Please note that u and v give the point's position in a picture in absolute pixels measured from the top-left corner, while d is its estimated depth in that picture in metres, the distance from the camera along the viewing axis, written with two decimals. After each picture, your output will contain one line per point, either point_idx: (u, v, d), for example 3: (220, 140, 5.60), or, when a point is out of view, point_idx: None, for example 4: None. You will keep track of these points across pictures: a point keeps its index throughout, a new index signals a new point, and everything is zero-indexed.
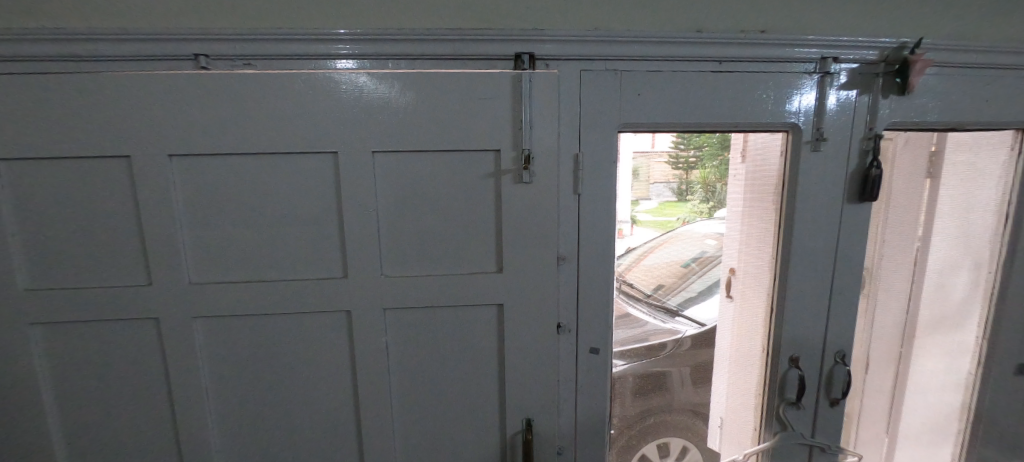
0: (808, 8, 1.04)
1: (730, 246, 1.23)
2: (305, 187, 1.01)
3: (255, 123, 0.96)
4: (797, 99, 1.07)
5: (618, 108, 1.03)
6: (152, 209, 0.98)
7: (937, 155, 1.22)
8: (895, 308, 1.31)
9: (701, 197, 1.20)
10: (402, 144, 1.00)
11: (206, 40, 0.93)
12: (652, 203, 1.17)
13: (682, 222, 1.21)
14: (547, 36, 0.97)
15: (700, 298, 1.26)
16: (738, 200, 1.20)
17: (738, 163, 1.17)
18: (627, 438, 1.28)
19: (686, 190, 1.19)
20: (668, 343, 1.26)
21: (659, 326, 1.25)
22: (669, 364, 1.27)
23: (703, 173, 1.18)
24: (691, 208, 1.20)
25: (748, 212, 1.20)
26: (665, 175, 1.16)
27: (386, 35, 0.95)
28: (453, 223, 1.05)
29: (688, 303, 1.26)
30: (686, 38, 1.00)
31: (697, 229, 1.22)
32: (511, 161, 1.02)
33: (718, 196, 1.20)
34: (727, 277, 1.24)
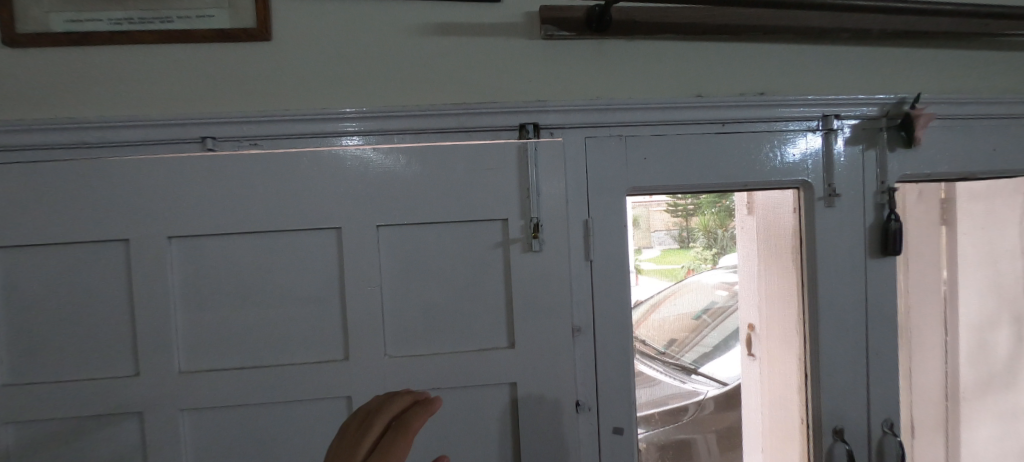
0: (806, 70, 1.06)
1: (749, 304, 1.19)
2: (307, 265, 0.97)
3: (259, 202, 0.94)
4: (792, 149, 1.07)
5: (626, 172, 1.02)
6: (150, 294, 0.94)
7: (948, 203, 1.18)
8: (933, 366, 1.23)
9: (704, 243, 1.15)
10: (409, 217, 0.98)
11: (212, 123, 0.92)
12: (654, 250, 1.10)
13: (687, 271, 1.15)
14: (552, 106, 0.97)
15: (713, 353, 1.19)
16: (746, 255, 1.17)
17: (743, 218, 1.15)
18: None
19: (686, 237, 1.13)
20: (689, 406, 1.17)
21: (677, 387, 1.15)
22: (693, 431, 1.17)
23: (702, 220, 1.13)
24: (694, 255, 1.15)
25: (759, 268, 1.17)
26: (665, 223, 1.10)
27: (393, 112, 0.95)
28: (462, 296, 1.00)
29: (703, 359, 1.18)
30: (688, 103, 1.01)
31: (704, 279, 1.17)
32: (520, 229, 0.99)
33: (720, 242, 1.16)
34: (748, 335, 1.20)
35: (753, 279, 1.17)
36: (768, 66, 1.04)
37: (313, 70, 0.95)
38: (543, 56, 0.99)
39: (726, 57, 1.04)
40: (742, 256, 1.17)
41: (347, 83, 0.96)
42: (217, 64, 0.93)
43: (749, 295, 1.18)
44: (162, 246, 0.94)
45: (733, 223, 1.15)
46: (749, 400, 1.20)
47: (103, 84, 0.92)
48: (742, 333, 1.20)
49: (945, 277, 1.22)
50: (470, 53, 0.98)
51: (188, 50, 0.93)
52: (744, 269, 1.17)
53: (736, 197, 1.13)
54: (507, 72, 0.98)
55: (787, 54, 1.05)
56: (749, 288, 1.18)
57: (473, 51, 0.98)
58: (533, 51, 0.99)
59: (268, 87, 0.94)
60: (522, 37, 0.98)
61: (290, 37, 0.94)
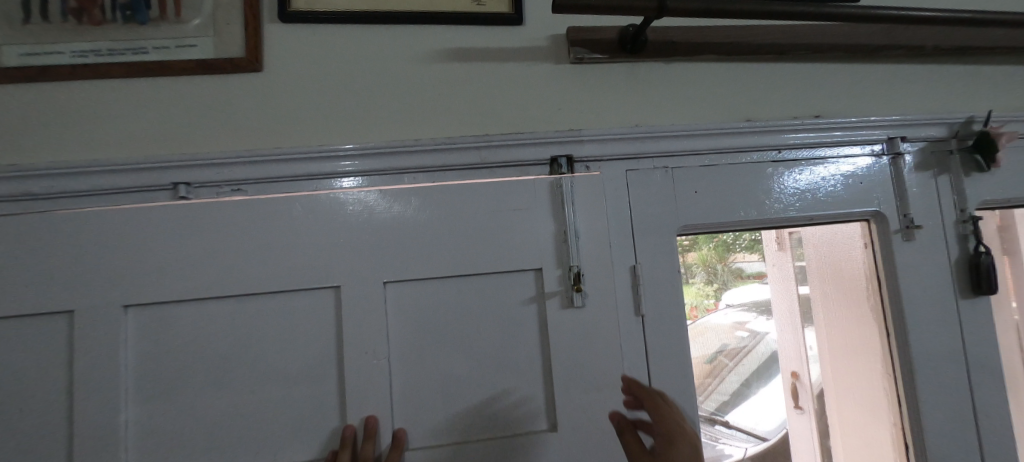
0: (860, 92, 0.96)
1: (789, 354, 1.04)
2: (299, 334, 0.79)
3: (242, 258, 0.78)
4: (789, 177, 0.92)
5: (675, 209, 0.87)
6: (97, 380, 0.74)
7: (1006, 229, 1.05)
8: None
9: (704, 280, 0.93)
10: (422, 269, 0.81)
11: (188, 166, 0.77)
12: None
13: (693, 310, 0.92)
14: (588, 135, 0.84)
15: (735, 400, 0.99)
16: (783, 298, 1.03)
17: (774, 255, 1.01)
18: None
19: (687, 273, 0.92)
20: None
21: (709, 448, 0.94)
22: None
23: (701, 255, 0.93)
24: (696, 290, 0.93)
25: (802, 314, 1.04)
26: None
27: (403, 147, 0.81)
28: (489, 365, 0.81)
29: (726, 408, 0.98)
30: (739, 128, 0.89)
31: (714, 320, 0.96)
32: (557, 282, 0.83)
33: (719, 278, 0.96)
34: (790, 383, 1.05)
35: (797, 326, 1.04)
36: (819, 88, 0.94)
37: (309, 102, 0.82)
38: (572, 82, 0.87)
39: (773, 79, 0.93)
40: (776, 297, 1.03)
41: (349, 116, 0.82)
42: (198, 99, 0.80)
43: (791, 345, 1.04)
44: (120, 316, 0.76)
45: (762, 256, 1.00)
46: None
47: (61, 125, 0.78)
48: (784, 380, 1.05)
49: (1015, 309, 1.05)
50: (491, 80, 0.86)
51: (166, 84, 0.80)
52: (780, 316, 1.03)
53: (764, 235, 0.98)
54: (533, 100, 0.86)
55: (838, 74, 0.95)
56: (792, 336, 1.04)
57: (493, 78, 0.86)
58: (562, 76, 0.87)
59: (256, 122, 0.80)
60: (548, 62, 0.87)
61: (284, 67, 0.82)
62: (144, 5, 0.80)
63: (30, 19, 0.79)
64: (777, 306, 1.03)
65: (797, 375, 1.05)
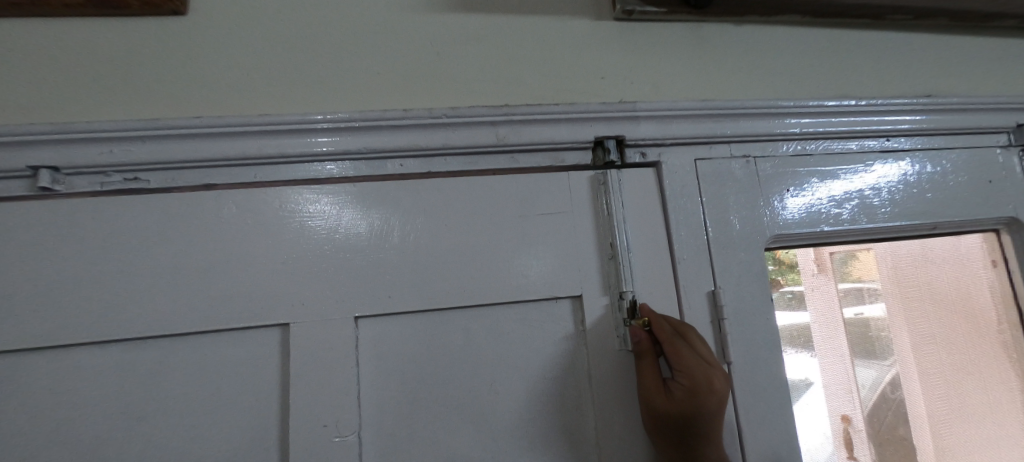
0: (974, 68, 0.75)
1: (836, 394, 0.68)
2: (226, 397, 0.52)
3: (147, 282, 0.52)
4: (793, 201, 0.65)
5: (761, 213, 0.64)
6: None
7: None
8: None
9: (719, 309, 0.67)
10: (410, 297, 0.55)
11: (63, 141, 0.51)
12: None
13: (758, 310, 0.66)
14: (644, 109, 0.61)
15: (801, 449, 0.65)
16: (821, 323, 0.69)
17: (808, 278, 0.70)
18: None
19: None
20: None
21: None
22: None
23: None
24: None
25: (849, 345, 0.70)
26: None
27: (388, 119, 0.56)
28: (511, 440, 0.55)
29: None
30: (837, 106, 0.67)
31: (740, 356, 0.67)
32: (606, 314, 0.58)
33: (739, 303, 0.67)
34: (843, 431, 0.68)
35: (844, 359, 0.70)
36: (924, 62, 0.74)
37: (255, 58, 0.57)
38: (618, 44, 0.65)
39: (867, 51, 0.73)
40: (813, 322, 0.69)
41: (309, 78, 0.58)
42: (93, 50, 0.55)
43: (840, 383, 0.69)
44: None
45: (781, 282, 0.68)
46: None
47: None
48: (832, 426, 0.67)
49: None
50: (511, 38, 0.63)
51: (43, 28, 0.55)
52: (819, 345, 0.69)
53: (796, 254, 0.69)
54: (567, 66, 0.63)
55: (945, 47, 0.75)
56: (831, 368, 0.69)
57: (515, 35, 0.63)
58: (603, 37, 0.65)
59: (175, 83, 0.55)
60: (585, 18, 0.65)
61: (222, 10, 0.58)
62: None
63: None
64: (816, 335, 0.69)
65: (851, 421, 0.68)
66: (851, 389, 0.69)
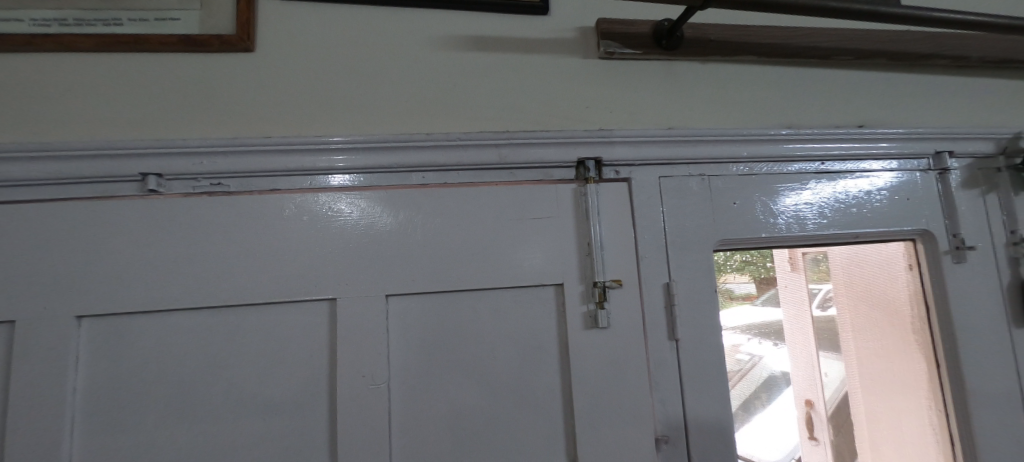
0: (905, 102, 0.89)
1: (805, 382, 0.88)
2: (288, 353, 0.68)
3: (228, 264, 0.68)
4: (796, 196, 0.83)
5: (713, 223, 0.79)
6: (42, 411, 0.63)
7: None
8: None
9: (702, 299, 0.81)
10: (429, 282, 0.71)
11: (165, 155, 0.67)
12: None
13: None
14: (619, 137, 0.76)
15: (742, 418, 0.82)
16: (793, 320, 0.88)
17: (786, 278, 0.88)
18: None
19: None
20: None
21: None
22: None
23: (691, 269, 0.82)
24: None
25: (818, 341, 0.88)
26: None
27: (415, 141, 0.71)
28: (504, 393, 0.71)
29: None
30: (779, 135, 0.82)
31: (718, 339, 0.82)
32: (580, 299, 0.73)
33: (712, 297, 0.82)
34: (806, 411, 0.87)
35: (813, 352, 0.88)
36: (861, 96, 0.88)
37: (309, 88, 0.72)
38: (601, 78, 0.79)
39: (813, 85, 0.86)
40: (787, 320, 0.88)
41: (352, 106, 0.73)
42: (181, 81, 0.70)
43: (806, 375, 0.88)
44: (85, 328, 0.65)
45: (773, 279, 0.87)
46: None
47: (12, 102, 0.67)
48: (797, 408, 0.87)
49: None
50: (512, 73, 0.77)
51: (143, 61, 0.70)
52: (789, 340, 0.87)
53: (776, 255, 0.87)
54: (559, 97, 0.78)
55: (882, 83, 0.89)
56: (806, 360, 0.88)
57: (517, 70, 0.78)
58: (589, 72, 0.79)
59: (247, 109, 0.70)
60: (575, 56, 0.79)
61: (282, 47, 0.73)
62: None
63: None
64: (788, 331, 0.88)
65: (814, 404, 0.88)
66: (817, 378, 0.88)
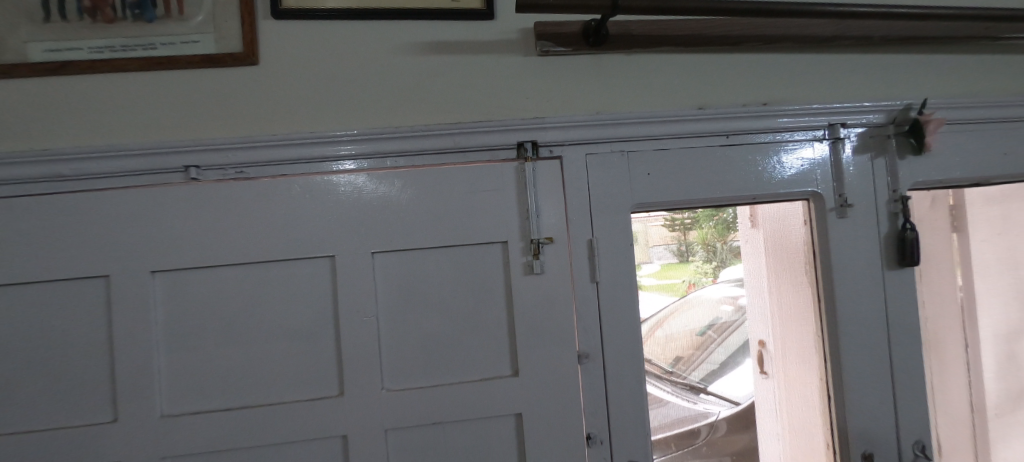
0: (805, 81, 1.04)
1: (760, 324, 1.12)
2: (301, 296, 0.91)
3: (252, 231, 0.90)
4: (799, 158, 1.04)
5: (631, 190, 0.98)
6: (127, 339, 0.87)
7: (957, 209, 1.15)
8: (956, 374, 1.17)
9: (703, 257, 1.08)
10: (405, 241, 0.93)
11: (201, 151, 0.89)
12: (654, 265, 1.05)
13: (688, 285, 1.08)
14: (550, 123, 0.95)
15: (723, 370, 1.11)
16: (751, 265, 1.10)
17: (747, 232, 1.09)
18: None
19: (685, 251, 1.07)
20: (701, 428, 1.08)
21: (688, 408, 1.07)
22: (707, 455, 1.09)
23: (701, 233, 1.08)
24: (694, 269, 1.08)
25: (771, 283, 1.11)
26: (663, 238, 1.05)
27: (389, 133, 0.92)
28: (465, 323, 0.94)
29: (711, 377, 1.10)
30: (690, 115, 0.99)
31: (708, 294, 1.10)
32: (520, 252, 0.95)
33: (719, 255, 1.09)
34: (759, 351, 1.12)
35: (760, 293, 1.11)
36: (766, 77, 1.03)
37: (304, 93, 0.93)
38: (538, 73, 0.97)
39: (724, 69, 1.02)
40: (746, 272, 1.11)
41: (338, 106, 0.93)
42: (205, 92, 0.91)
43: (761, 316, 1.12)
44: (157, 279, 0.89)
45: (736, 234, 1.09)
46: (764, 426, 1.11)
47: (83, 113, 0.89)
48: (753, 348, 1.12)
49: (960, 286, 1.17)
50: (464, 72, 0.96)
51: (175, 77, 0.90)
52: (752, 284, 1.11)
53: (739, 212, 1.08)
54: (503, 90, 0.96)
55: (787, 64, 1.04)
56: (758, 300, 1.11)
57: (469, 69, 0.96)
58: (528, 68, 0.97)
59: (259, 113, 0.92)
60: (516, 55, 0.97)
61: (279, 61, 0.92)
62: (150, 4, 0.90)
63: (50, 18, 0.88)
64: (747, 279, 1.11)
65: (765, 344, 1.12)
66: (767, 323, 1.12)
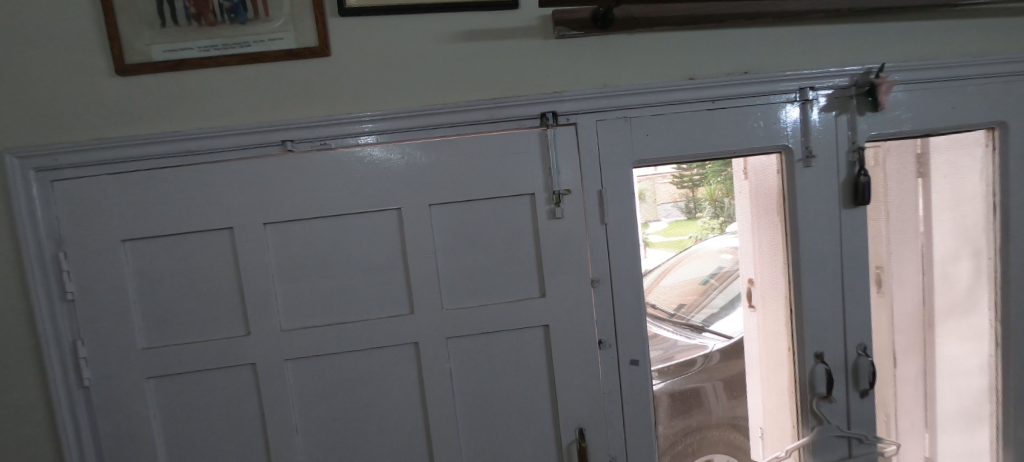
0: (782, 51, 1.24)
1: (747, 262, 1.36)
2: (376, 240, 1.18)
3: (336, 191, 1.16)
4: (791, 113, 1.25)
5: (633, 149, 1.21)
6: (250, 274, 1.15)
7: (922, 157, 1.37)
8: (912, 294, 1.42)
9: (711, 213, 1.34)
10: (454, 195, 1.18)
11: (293, 128, 1.13)
12: (662, 223, 1.30)
13: (695, 240, 1.35)
14: (567, 96, 1.17)
15: (722, 313, 1.37)
16: (741, 210, 1.34)
17: (740, 182, 1.32)
18: (680, 452, 1.36)
19: (693, 207, 1.33)
20: (698, 358, 1.36)
21: (688, 342, 1.34)
22: (703, 380, 1.36)
23: (709, 190, 1.32)
24: (702, 225, 1.34)
25: (756, 227, 1.34)
26: (671, 196, 1.29)
27: (437, 109, 1.15)
28: (503, 258, 1.21)
29: (712, 319, 1.37)
30: (683, 85, 1.20)
31: (709, 245, 1.36)
32: (544, 201, 1.20)
33: (726, 211, 1.34)
34: (747, 287, 1.36)
35: (748, 235, 1.35)
36: (748, 48, 1.23)
37: (368, 78, 1.15)
38: (556, 54, 1.18)
39: (712, 43, 1.22)
40: (738, 215, 1.34)
41: (396, 88, 1.15)
42: (291, 80, 1.14)
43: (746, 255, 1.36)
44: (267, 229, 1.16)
45: (733, 194, 1.33)
46: (749, 343, 1.38)
47: (198, 100, 1.13)
48: (740, 284, 1.37)
49: (924, 231, 1.41)
50: (496, 56, 1.17)
51: (267, 68, 1.13)
52: (741, 224, 1.34)
53: (733, 165, 1.31)
54: (528, 70, 1.18)
55: (766, 36, 1.23)
56: (746, 237, 1.35)
57: (499, 53, 1.17)
58: (548, 50, 1.18)
59: (334, 96, 1.15)
60: (538, 39, 1.18)
61: (347, 52, 1.14)
62: (242, 8, 1.11)
63: (165, 23, 1.10)
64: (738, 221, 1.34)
65: (753, 282, 1.36)
66: (752, 261, 1.35)
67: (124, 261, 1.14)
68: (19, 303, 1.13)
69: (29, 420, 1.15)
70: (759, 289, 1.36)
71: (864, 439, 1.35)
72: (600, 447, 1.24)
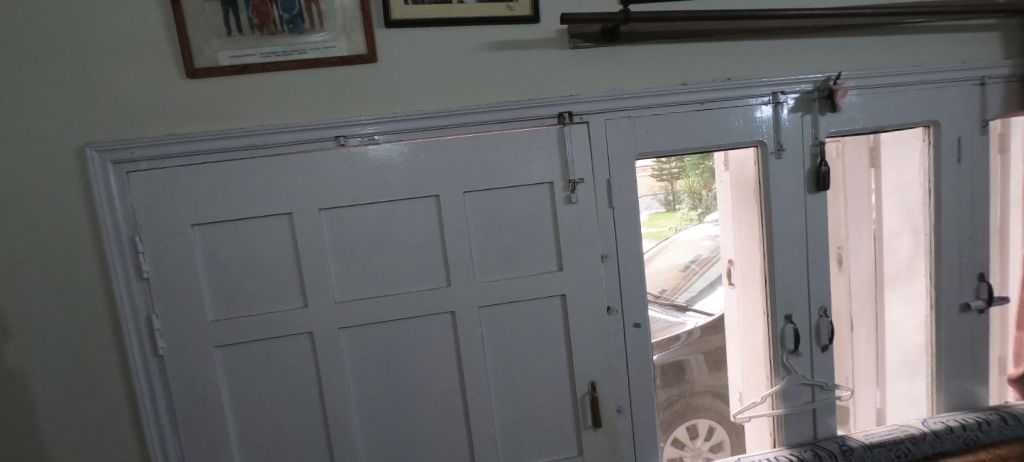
0: (758, 60, 1.47)
1: (727, 244, 1.60)
2: (417, 223, 1.36)
3: (383, 179, 1.33)
4: (763, 113, 1.48)
5: (636, 143, 1.43)
6: (307, 253, 1.32)
7: (875, 150, 1.64)
8: (867, 266, 1.70)
9: (689, 205, 1.57)
10: (485, 183, 1.37)
11: (345, 125, 1.30)
12: (643, 214, 1.49)
13: (674, 230, 1.56)
14: (581, 98, 1.37)
15: (702, 294, 1.62)
16: (722, 198, 1.57)
17: (722, 174, 1.56)
18: (671, 415, 1.59)
19: (672, 199, 1.54)
20: (682, 334, 1.58)
21: (674, 320, 1.57)
22: (687, 352, 1.60)
23: (687, 182, 1.55)
24: (681, 216, 1.56)
25: (735, 211, 1.58)
26: (651, 188, 1.50)
27: (471, 108, 1.34)
28: (526, 237, 1.41)
29: (694, 299, 1.61)
30: (677, 89, 1.41)
31: (688, 234, 1.59)
32: (562, 188, 1.40)
33: (704, 203, 1.58)
34: (727, 267, 1.62)
35: (727, 220, 1.59)
36: (731, 58, 1.45)
37: (410, 81, 1.32)
38: (571, 62, 1.38)
39: (701, 54, 1.44)
40: (720, 201, 1.58)
41: (434, 90, 1.33)
42: (343, 83, 1.30)
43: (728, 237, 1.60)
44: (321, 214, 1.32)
45: (713, 185, 1.57)
46: (728, 310, 1.63)
47: (261, 101, 1.28)
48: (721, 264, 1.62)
49: (875, 220, 1.69)
50: (520, 63, 1.36)
51: (322, 73, 1.29)
52: (722, 210, 1.58)
53: (715, 159, 1.55)
54: (547, 75, 1.37)
55: (745, 48, 1.46)
56: (727, 221, 1.59)
57: (523, 61, 1.36)
58: (564, 58, 1.38)
59: (380, 97, 1.32)
60: (555, 49, 1.37)
61: (392, 59, 1.31)
62: (300, 20, 1.27)
63: (231, 33, 1.25)
64: (720, 207, 1.58)
65: (733, 262, 1.61)
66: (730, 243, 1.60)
67: (194, 243, 1.28)
68: (97, 281, 1.26)
69: (107, 386, 1.29)
70: (738, 265, 1.61)
71: (825, 385, 1.61)
72: (609, 398, 1.46)
